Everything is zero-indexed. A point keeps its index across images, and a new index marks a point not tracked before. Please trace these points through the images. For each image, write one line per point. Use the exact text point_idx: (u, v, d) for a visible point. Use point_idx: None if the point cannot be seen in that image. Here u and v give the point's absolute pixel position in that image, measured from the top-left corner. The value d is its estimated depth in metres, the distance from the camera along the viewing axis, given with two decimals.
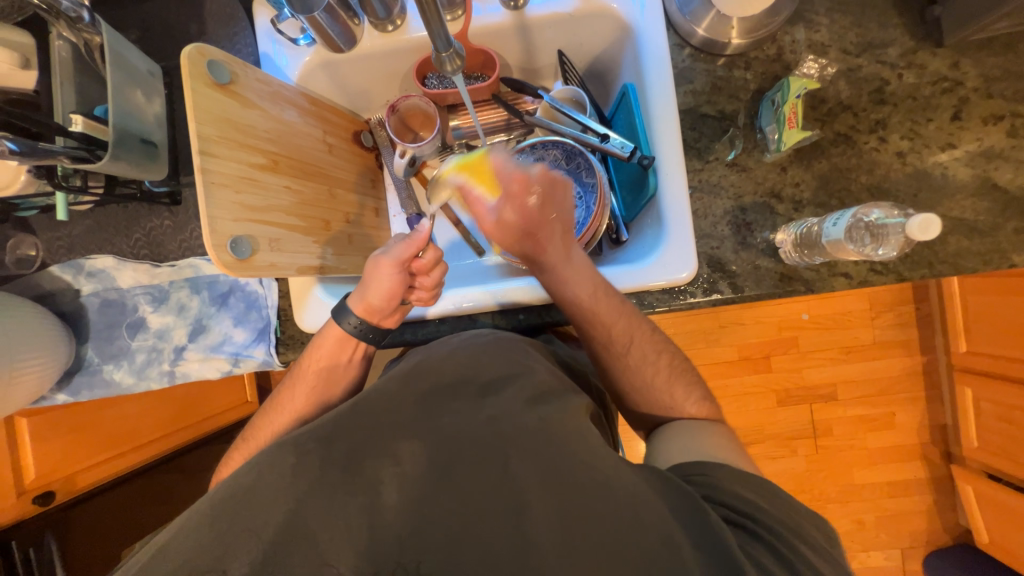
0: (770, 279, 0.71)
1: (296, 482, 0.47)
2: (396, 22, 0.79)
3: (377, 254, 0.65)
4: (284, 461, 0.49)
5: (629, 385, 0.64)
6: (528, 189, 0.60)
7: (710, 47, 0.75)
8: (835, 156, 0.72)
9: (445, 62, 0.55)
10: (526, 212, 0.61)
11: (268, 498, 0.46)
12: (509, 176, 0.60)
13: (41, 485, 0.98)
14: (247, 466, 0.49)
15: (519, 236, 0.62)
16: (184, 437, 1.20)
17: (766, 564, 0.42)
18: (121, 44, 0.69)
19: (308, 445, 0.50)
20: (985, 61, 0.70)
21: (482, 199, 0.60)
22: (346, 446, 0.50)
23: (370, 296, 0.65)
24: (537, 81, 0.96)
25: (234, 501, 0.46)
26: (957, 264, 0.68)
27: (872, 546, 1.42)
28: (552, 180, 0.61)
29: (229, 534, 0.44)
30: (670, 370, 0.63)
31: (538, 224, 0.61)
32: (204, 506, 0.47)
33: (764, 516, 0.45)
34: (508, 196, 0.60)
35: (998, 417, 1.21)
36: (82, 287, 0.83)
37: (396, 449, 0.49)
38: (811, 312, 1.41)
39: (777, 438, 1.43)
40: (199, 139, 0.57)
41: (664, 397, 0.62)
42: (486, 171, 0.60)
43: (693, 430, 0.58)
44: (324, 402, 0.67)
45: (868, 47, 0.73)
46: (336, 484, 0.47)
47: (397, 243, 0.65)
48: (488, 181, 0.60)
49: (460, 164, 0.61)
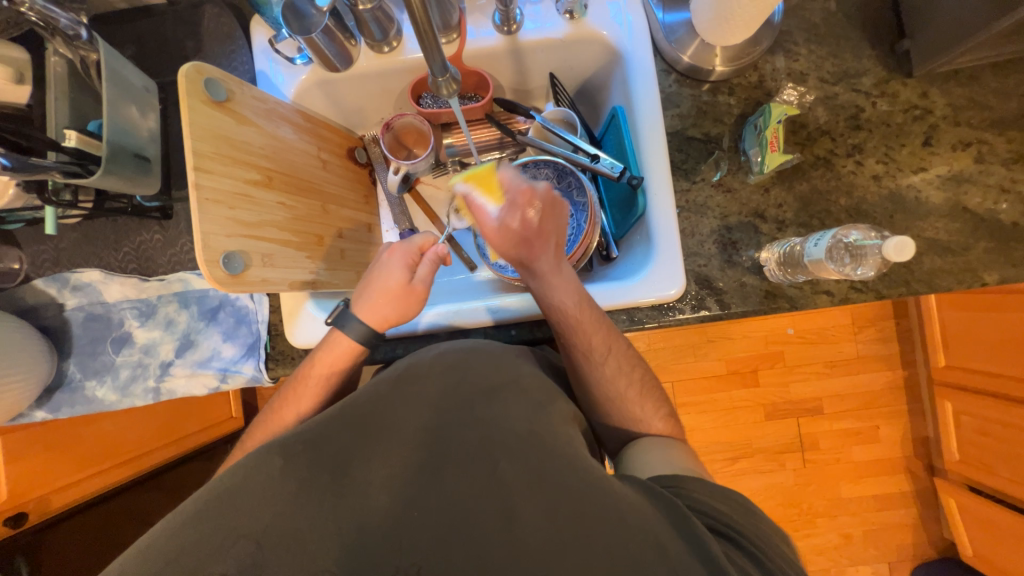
0: (755, 296, 0.73)
1: (283, 486, 0.46)
2: (392, 43, 0.80)
3: (404, 280, 0.65)
4: (270, 464, 0.48)
5: (602, 395, 0.64)
6: (530, 203, 0.60)
7: (695, 73, 0.78)
8: (815, 178, 0.75)
9: (441, 86, 0.57)
10: (524, 223, 0.60)
11: (254, 502, 0.45)
12: (515, 188, 0.60)
13: (11, 508, 0.91)
14: (231, 467, 0.48)
15: (515, 243, 0.61)
16: (164, 454, 1.18)
17: (748, 570, 0.42)
18: (117, 61, 0.70)
19: (296, 447, 0.49)
20: (953, 91, 0.74)
21: (485, 205, 0.61)
22: (332, 448, 0.49)
23: (397, 318, 0.67)
24: (529, 101, 0.98)
25: (221, 504, 0.45)
26: (932, 282, 0.71)
27: (860, 560, 1.43)
28: (554, 199, 0.62)
29: (212, 539, 0.43)
30: (642, 382, 0.64)
31: (536, 234, 0.61)
32: (185, 509, 0.46)
33: (747, 528, 0.46)
34: (511, 205, 0.60)
35: (977, 430, 1.25)
36: (67, 301, 0.82)
37: (384, 454, 0.49)
38: (796, 327, 1.44)
39: (765, 452, 1.45)
40: (193, 156, 0.57)
41: (637, 409, 0.63)
42: (494, 183, 0.62)
43: (669, 445, 0.59)
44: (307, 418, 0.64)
45: (843, 76, 0.76)
46: (323, 488, 0.47)
47: (427, 270, 0.66)
48: (495, 192, 0.62)
49: (470, 174, 0.65)
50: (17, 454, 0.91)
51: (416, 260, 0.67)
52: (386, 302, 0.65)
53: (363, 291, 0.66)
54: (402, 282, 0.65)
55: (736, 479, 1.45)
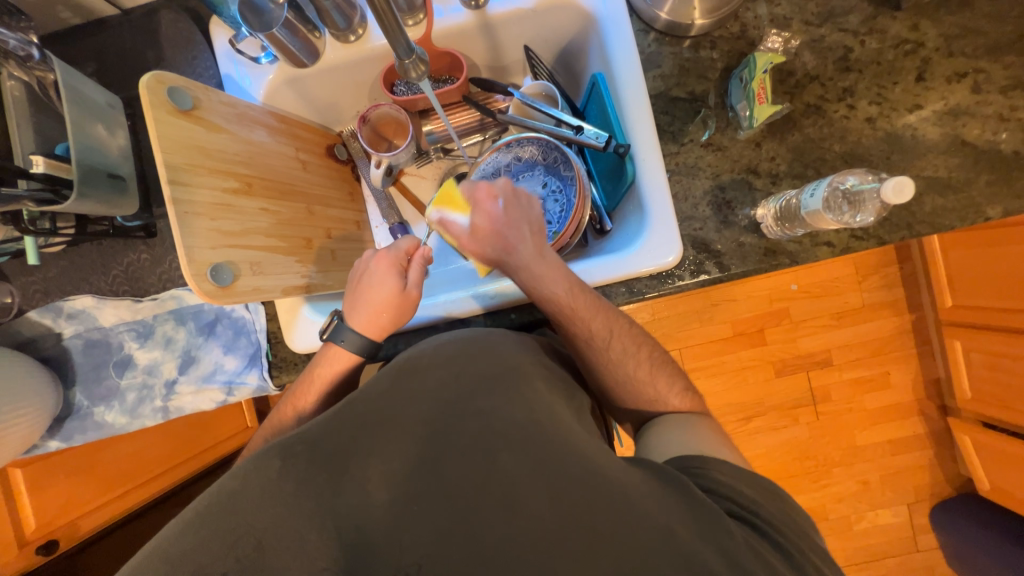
0: (755, 255, 0.71)
1: (281, 486, 0.46)
2: (358, 31, 0.78)
3: (398, 289, 0.65)
4: (269, 466, 0.47)
5: (606, 371, 0.63)
6: (490, 197, 0.63)
7: (674, 30, 0.75)
8: (807, 127, 0.73)
9: (409, 69, 0.54)
10: (491, 220, 0.63)
11: (254, 503, 0.45)
12: (473, 191, 0.64)
13: (43, 536, 0.96)
14: (232, 472, 0.48)
15: (490, 245, 0.64)
16: (193, 465, 1.21)
17: (754, 543, 0.43)
18: (76, 78, 0.68)
19: (295, 447, 0.49)
20: (944, 21, 0.71)
21: (456, 220, 0.65)
22: (331, 445, 0.49)
23: (395, 326, 0.67)
24: (507, 78, 0.96)
25: (219, 511, 0.45)
26: (934, 223, 0.69)
27: (880, 504, 1.44)
28: (515, 190, 0.63)
29: (214, 545, 0.43)
30: (645, 354, 0.63)
31: (504, 229, 0.63)
32: (188, 515, 0.46)
33: (751, 502, 0.46)
34: (476, 207, 0.63)
35: (987, 366, 1.24)
36: (64, 330, 0.81)
37: (383, 449, 0.49)
38: (800, 282, 1.43)
39: (777, 409, 1.45)
40: (167, 170, 0.55)
41: (641, 382, 0.62)
42: (457, 198, 0.67)
43: (677, 425, 0.58)
44: (301, 415, 0.65)
45: (829, 17, 0.73)
46: (323, 487, 0.47)
47: (418, 275, 0.66)
48: (459, 206, 0.66)
49: (436, 200, 0.69)
50: (37, 484, 0.94)
51: (406, 263, 0.67)
52: (383, 313, 0.65)
53: (355, 303, 0.66)
54: (396, 290, 0.65)
55: (751, 438, 1.46)
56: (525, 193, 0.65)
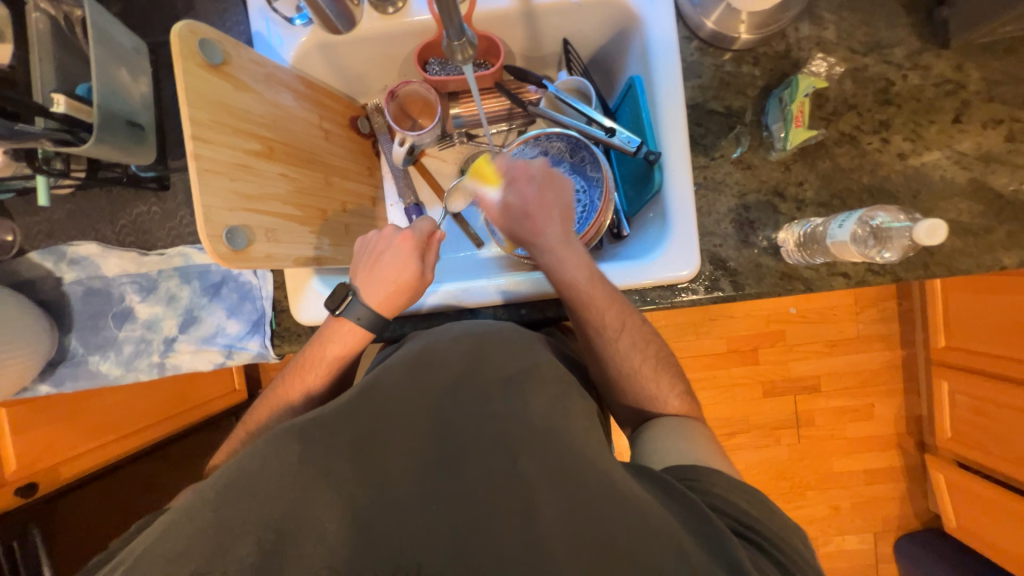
0: (772, 277, 0.71)
1: (301, 470, 0.46)
2: (397, 4, 0.75)
3: (415, 270, 0.65)
4: (288, 449, 0.47)
5: (616, 377, 0.63)
6: (526, 176, 0.64)
7: (718, 41, 0.74)
8: (838, 156, 0.72)
9: (456, 51, 0.54)
10: (525, 197, 0.64)
11: (271, 487, 0.45)
12: (511, 166, 0.65)
13: (23, 478, 0.95)
14: (249, 453, 0.48)
15: (518, 220, 0.65)
16: (178, 421, 1.20)
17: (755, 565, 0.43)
18: (105, 19, 0.66)
19: (313, 432, 0.48)
20: (988, 64, 0.71)
21: (490, 193, 0.66)
22: (349, 433, 0.48)
23: (408, 307, 0.67)
24: (541, 69, 0.94)
25: (236, 490, 0.45)
26: (951, 265, 0.70)
27: (848, 531, 1.47)
28: (552, 173, 0.65)
29: (227, 523, 0.43)
30: (656, 363, 0.63)
31: (536, 207, 0.64)
32: (203, 490, 0.46)
33: (755, 522, 0.46)
34: (511, 182, 0.65)
35: (971, 410, 1.26)
36: (64, 275, 0.79)
37: (396, 440, 0.48)
38: (799, 307, 1.44)
39: (762, 428, 1.47)
40: (191, 125, 0.54)
41: (651, 394, 0.62)
42: (491, 171, 0.68)
43: (681, 428, 0.59)
44: (306, 396, 0.65)
45: (875, 47, 0.73)
46: (340, 474, 0.46)
47: (433, 257, 0.67)
48: (492, 176, 0.67)
49: (475, 169, 0.73)
50: (21, 426, 0.93)
51: (425, 248, 0.67)
52: (398, 293, 0.65)
53: (371, 280, 0.65)
54: (414, 274, 0.65)
55: (732, 454, 1.48)
56: (561, 178, 0.66)
